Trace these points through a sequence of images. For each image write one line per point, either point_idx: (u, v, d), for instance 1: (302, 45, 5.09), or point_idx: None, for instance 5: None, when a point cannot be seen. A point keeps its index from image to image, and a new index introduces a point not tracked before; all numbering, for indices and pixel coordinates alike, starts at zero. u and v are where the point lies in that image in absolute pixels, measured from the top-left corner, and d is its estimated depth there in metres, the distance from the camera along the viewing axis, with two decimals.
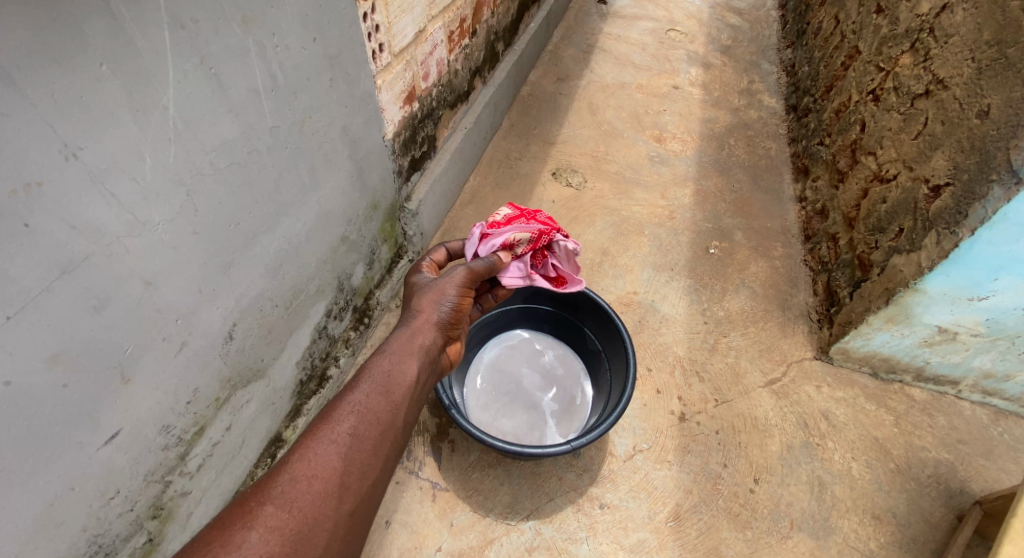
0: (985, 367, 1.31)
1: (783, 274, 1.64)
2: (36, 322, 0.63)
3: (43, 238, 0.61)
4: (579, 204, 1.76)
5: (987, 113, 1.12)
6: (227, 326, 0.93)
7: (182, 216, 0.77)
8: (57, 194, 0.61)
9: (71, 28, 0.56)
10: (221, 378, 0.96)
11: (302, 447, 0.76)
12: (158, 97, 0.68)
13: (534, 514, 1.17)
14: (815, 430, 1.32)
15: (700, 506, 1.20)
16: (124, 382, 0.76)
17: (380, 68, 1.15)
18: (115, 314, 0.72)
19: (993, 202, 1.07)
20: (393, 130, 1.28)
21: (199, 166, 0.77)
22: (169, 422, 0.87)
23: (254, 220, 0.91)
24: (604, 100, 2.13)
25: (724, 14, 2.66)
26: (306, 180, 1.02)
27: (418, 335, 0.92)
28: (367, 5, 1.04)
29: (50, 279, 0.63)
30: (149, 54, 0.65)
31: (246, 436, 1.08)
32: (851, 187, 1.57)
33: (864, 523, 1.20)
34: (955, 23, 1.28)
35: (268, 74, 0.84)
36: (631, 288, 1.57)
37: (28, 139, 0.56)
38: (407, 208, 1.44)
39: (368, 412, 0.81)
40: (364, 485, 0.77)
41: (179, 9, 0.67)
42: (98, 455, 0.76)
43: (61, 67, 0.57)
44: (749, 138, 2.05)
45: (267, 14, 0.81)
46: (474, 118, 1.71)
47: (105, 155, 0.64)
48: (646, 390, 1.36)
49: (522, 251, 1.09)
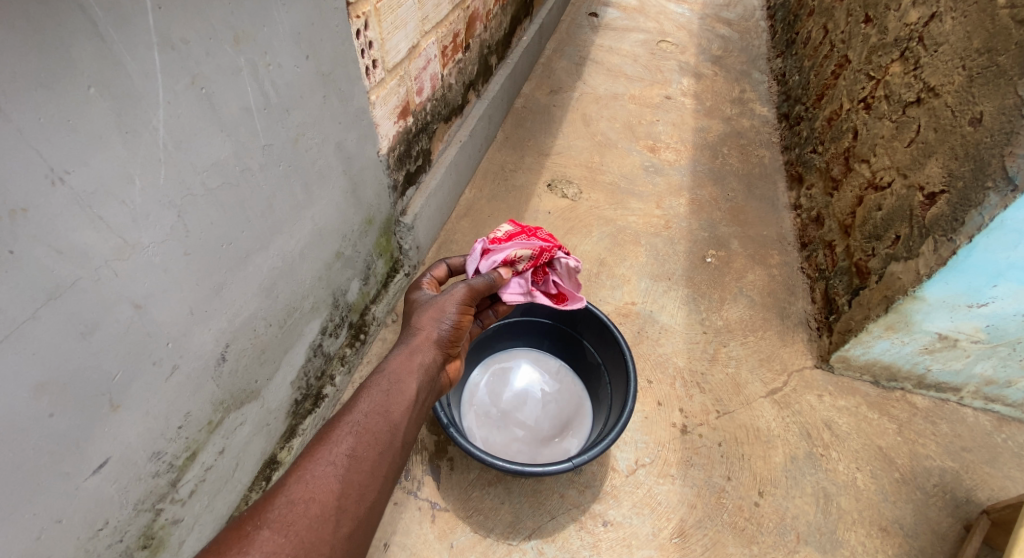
0: (987, 373, 1.30)
1: (781, 282, 1.63)
2: (23, 351, 0.61)
3: (29, 265, 0.59)
4: (575, 214, 1.75)
5: (981, 121, 1.12)
6: (220, 347, 0.91)
7: (173, 237, 0.75)
8: (43, 219, 0.59)
9: (59, 52, 0.55)
10: (214, 400, 0.93)
11: (300, 469, 0.74)
12: (149, 118, 0.67)
13: (536, 533, 1.15)
14: (818, 441, 1.30)
15: (704, 520, 1.18)
16: (113, 409, 0.74)
17: (374, 84, 1.15)
18: (104, 340, 0.69)
19: (989, 209, 1.06)
20: (387, 145, 1.27)
21: (191, 187, 0.75)
22: (159, 448, 0.84)
23: (246, 239, 0.89)
24: (598, 111, 2.13)
25: (713, 24, 2.68)
26: (300, 198, 1.00)
27: (418, 353, 0.91)
28: (360, 22, 1.03)
29: (35, 306, 0.61)
30: (139, 76, 0.64)
31: (240, 458, 1.05)
32: (846, 194, 1.57)
33: (872, 535, 1.18)
34: (944, 32, 1.28)
35: (260, 92, 0.83)
36: (629, 298, 1.55)
37: (14, 165, 0.55)
38: (402, 223, 1.42)
39: (367, 433, 0.79)
40: (362, 508, 0.74)
41: (168, 30, 0.66)
42: (86, 485, 0.73)
43: (47, 91, 0.55)
44: (742, 146, 2.06)
45: (259, 33, 0.80)
46: (468, 132, 1.70)
47: (93, 178, 0.62)
48: (647, 403, 1.35)
49: (523, 267, 1.07)
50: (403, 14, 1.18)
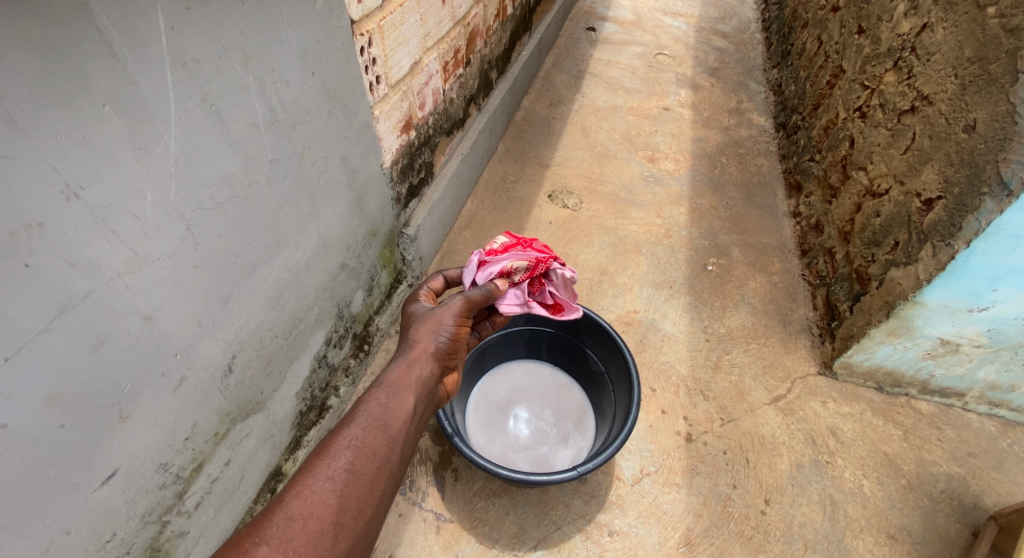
0: (990, 378, 1.30)
1: (782, 289, 1.64)
2: (35, 363, 0.62)
3: (44, 278, 0.60)
4: (576, 224, 1.77)
5: (974, 128, 1.14)
6: (227, 358, 0.92)
7: (182, 251, 0.76)
8: (58, 233, 0.60)
9: (75, 70, 0.57)
10: (220, 412, 0.94)
11: (298, 484, 0.74)
12: (161, 135, 0.68)
13: (541, 543, 1.14)
14: (824, 447, 1.30)
15: (711, 530, 1.18)
16: (121, 420, 0.74)
17: (378, 99, 1.17)
18: (114, 352, 0.70)
19: (986, 214, 1.07)
20: (391, 158, 1.29)
21: (199, 201, 0.77)
22: (166, 460, 0.85)
23: (253, 252, 0.90)
24: (596, 123, 2.16)
25: (710, 37, 2.71)
26: (306, 211, 1.01)
27: (415, 366, 0.91)
28: (364, 39, 1.06)
29: (49, 319, 0.62)
30: (152, 94, 0.66)
31: (246, 470, 1.05)
32: (844, 201, 1.58)
33: (879, 543, 1.18)
34: (936, 41, 1.30)
35: (267, 108, 0.85)
36: (631, 306, 1.56)
37: (30, 181, 0.56)
38: (406, 234, 1.43)
39: (364, 447, 0.79)
40: (360, 523, 0.75)
41: (180, 50, 0.67)
42: (94, 497, 0.74)
43: (64, 109, 0.57)
44: (740, 156, 2.08)
45: (267, 52, 0.82)
46: (470, 144, 1.72)
47: (106, 194, 0.64)
48: (651, 411, 1.35)
49: (519, 278, 1.08)
50: (405, 31, 1.20)
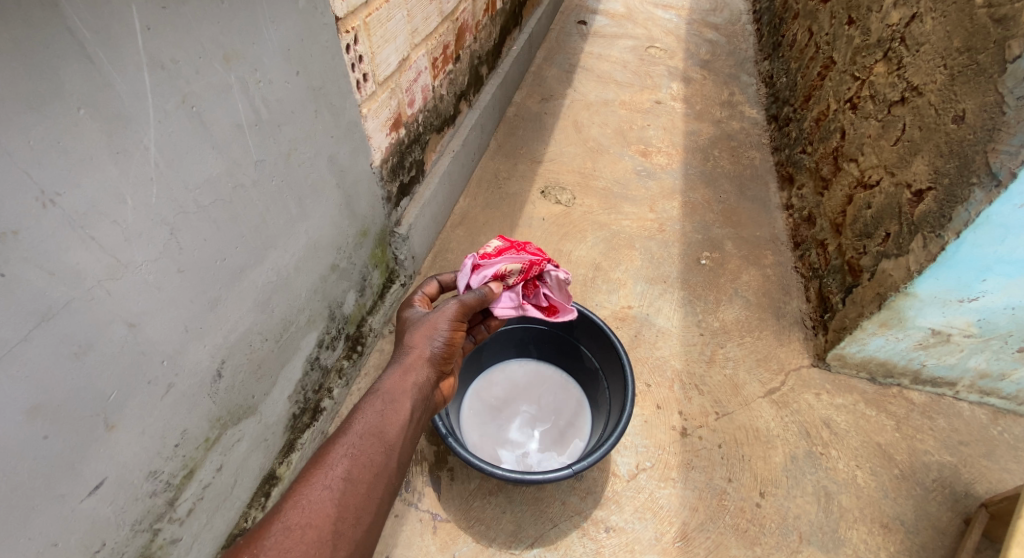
0: (981, 366, 1.31)
1: (775, 281, 1.64)
2: (15, 374, 0.60)
3: (21, 288, 0.59)
4: (569, 220, 1.76)
5: (963, 119, 1.14)
6: (216, 364, 0.91)
7: (166, 256, 0.75)
8: (34, 241, 0.59)
9: (47, 74, 0.56)
10: (210, 417, 0.93)
11: (295, 495, 0.73)
12: (139, 138, 0.67)
13: (538, 541, 1.14)
14: (818, 439, 1.31)
15: (707, 523, 1.18)
16: (108, 428, 0.73)
17: (365, 97, 1.15)
18: (98, 360, 0.69)
19: (975, 206, 1.07)
20: (380, 157, 1.28)
21: (182, 205, 0.76)
22: (156, 467, 0.84)
23: (240, 255, 0.89)
24: (589, 118, 2.15)
25: (701, 29, 2.70)
26: (294, 212, 1.00)
27: (412, 372, 0.90)
28: (349, 37, 1.04)
29: (28, 328, 0.61)
30: (129, 96, 0.64)
31: (238, 475, 1.04)
32: (836, 193, 1.58)
33: (873, 532, 1.18)
34: (925, 32, 1.30)
35: (251, 108, 0.83)
36: (625, 302, 1.56)
37: (4, 188, 0.55)
38: (397, 233, 1.42)
39: (361, 455, 0.79)
40: (358, 531, 0.74)
41: (157, 51, 0.66)
42: (81, 507, 0.73)
43: (37, 113, 0.56)
44: (733, 148, 2.07)
45: (249, 51, 0.80)
46: (461, 141, 1.71)
47: (85, 199, 0.63)
48: (646, 406, 1.35)
49: (514, 281, 1.07)
50: (392, 27, 1.19)
